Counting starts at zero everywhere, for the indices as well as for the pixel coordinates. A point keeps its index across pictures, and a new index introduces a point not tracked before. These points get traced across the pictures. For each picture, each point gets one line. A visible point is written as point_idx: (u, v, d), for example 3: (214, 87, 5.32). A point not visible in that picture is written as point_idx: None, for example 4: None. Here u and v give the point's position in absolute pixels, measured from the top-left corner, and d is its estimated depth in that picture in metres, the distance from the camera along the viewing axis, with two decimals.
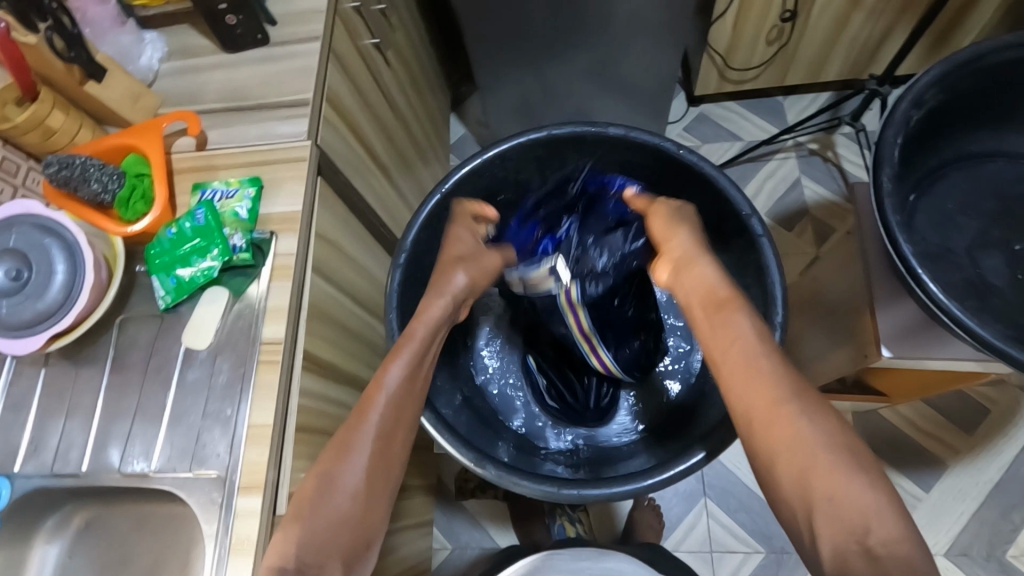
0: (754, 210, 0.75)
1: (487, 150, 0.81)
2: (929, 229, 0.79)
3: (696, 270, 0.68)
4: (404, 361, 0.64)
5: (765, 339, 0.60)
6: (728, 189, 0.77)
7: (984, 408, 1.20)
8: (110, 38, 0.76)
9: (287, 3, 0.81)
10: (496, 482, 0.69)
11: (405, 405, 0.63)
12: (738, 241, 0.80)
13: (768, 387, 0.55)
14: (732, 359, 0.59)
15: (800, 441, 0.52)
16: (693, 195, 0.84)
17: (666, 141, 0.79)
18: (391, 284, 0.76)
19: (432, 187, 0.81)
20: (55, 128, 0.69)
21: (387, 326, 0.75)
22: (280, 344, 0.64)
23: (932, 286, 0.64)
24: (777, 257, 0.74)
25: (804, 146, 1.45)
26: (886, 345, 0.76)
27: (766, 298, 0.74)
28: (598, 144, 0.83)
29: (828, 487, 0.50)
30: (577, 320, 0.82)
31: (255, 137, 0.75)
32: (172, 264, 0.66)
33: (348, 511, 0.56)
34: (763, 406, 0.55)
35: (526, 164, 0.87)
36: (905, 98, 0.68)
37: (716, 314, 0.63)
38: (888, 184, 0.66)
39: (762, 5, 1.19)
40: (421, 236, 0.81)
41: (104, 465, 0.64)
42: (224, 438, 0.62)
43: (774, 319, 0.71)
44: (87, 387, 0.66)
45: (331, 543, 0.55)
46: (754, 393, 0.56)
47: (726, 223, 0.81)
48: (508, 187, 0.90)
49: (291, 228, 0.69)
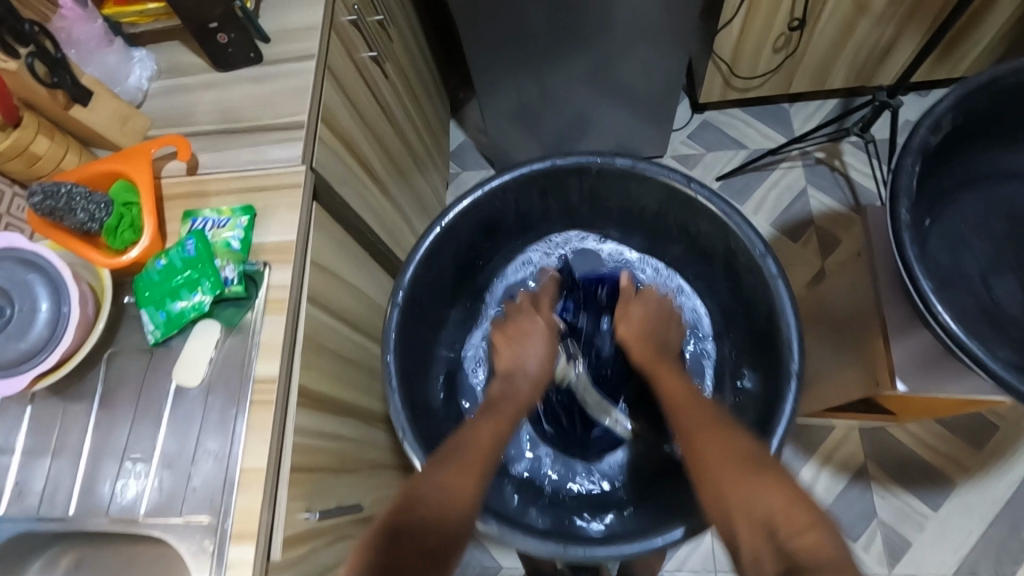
0: (768, 250, 0.74)
1: (489, 183, 0.81)
2: (942, 254, 0.75)
3: (644, 338, 0.80)
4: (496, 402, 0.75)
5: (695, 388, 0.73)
6: (739, 227, 0.76)
7: (992, 424, 1.17)
8: (97, 59, 0.73)
9: (279, 20, 0.78)
10: (497, 538, 0.69)
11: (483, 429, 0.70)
12: (749, 281, 0.80)
13: (699, 416, 0.68)
14: (669, 392, 0.73)
15: (714, 454, 0.63)
16: (701, 228, 0.82)
17: (674, 173, 0.79)
18: (388, 325, 0.75)
19: (431, 221, 0.80)
20: (39, 154, 0.66)
21: (385, 368, 0.74)
22: (273, 383, 0.62)
23: (951, 323, 0.61)
24: (793, 299, 0.74)
25: (810, 155, 1.42)
26: (899, 378, 0.74)
27: (779, 338, 0.74)
28: (602, 175, 0.83)
29: (736, 488, 0.60)
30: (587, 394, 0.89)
31: (248, 162, 0.72)
32: (161, 298, 0.64)
33: (459, 487, 0.63)
34: (690, 429, 0.67)
35: (527, 195, 0.86)
36: (923, 123, 0.65)
37: (656, 366, 0.76)
38: (906, 216, 0.63)
39: (768, 14, 1.16)
40: (419, 273, 0.81)
41: (89, 510, 0.61)
42: (216, 481, 0.60)
43: (789, 367, 0.72)
44: (75, 425, 0.64)
45: (443, 512, 0.60)
46: (688, 418, 0.68)
47: (737, 263, 0.81)
48: (509, 216, 0.89)
49: (284, 259, 0.67)
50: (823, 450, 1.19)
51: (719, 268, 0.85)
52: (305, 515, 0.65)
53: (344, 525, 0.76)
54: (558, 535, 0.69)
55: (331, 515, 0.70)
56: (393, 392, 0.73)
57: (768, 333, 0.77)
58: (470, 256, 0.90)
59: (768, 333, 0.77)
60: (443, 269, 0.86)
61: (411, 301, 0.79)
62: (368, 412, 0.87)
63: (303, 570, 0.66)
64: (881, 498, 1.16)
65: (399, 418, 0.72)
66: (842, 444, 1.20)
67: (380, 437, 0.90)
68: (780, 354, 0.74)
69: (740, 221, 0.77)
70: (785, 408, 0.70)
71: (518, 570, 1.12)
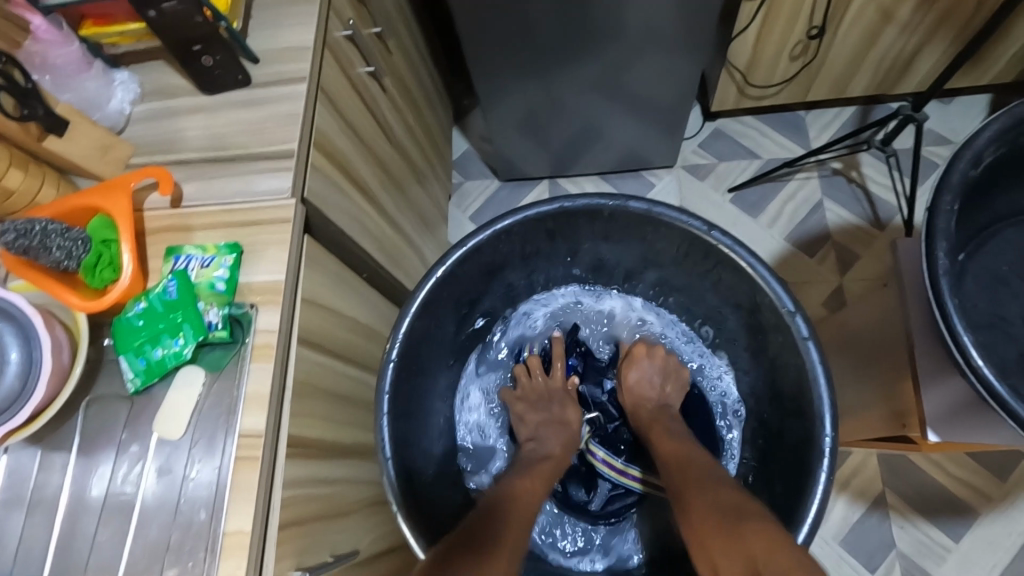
0: (798, 308, 0.70)
1: (490, 227, 0.76)
2: (978, 295, 0.71)
3: (643, 400, 0.86)
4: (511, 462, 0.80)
5: (689, 451, 0.75)
6: (766, 282, 0.72)
7: (1019, 453, 1.12)
8: (74, 85, 0.69)
9: (271, 38, 0.74)
10: None
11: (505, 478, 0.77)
12: (774, 331, 0.75)
13: (689, 479, 0.70)
14: (667, 456, 0.76)
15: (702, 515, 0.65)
16: (721, 276, 0.78)
17: (692, 220, 0.74)
18: (383, 378, 0.72)
19: (431, 266, 0.76)
20: (12, 188, 0.62)
21: (380, 424, 0.70)
22: (260, 437, 0.58)
23: (993, 379, 0.56)
24: (824, 361, 0.70)
25: (826, 164, 1.36)
26: (931, 427, 0.70)
27: (811, 407, 0.71)
28: (615, 217, 0.78)
29: (720, 544, 0.61)
30: (596, 458, 0.89)
31: (236, 193, 0.68)
32: (141, 344, 0.60)
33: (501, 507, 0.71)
34: (682, 495, 0.69)
35: (534, 235, 0.81)
36: (962, 157, 0.60)
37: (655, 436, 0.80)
38: (944, 261, 0.58)
39: (786, 22, 1.10)
40: (417, 322, 0.77)
41: (69, 569, 0.58)
42: (199, 544, 0.56)
43: (823, 442, 0.68)
44: (51, 477, 0.61)
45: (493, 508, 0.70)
46: (680, 484, 0.71)
47: (761, 312, 0.76)
48: (515, 258, 0.84)
49: (272, 300, 0.62)
50: (839, 477, 1.15)
51: (742, 314, 0.81)
52: (296, 574, 0.61)
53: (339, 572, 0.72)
54: None
55: (326, 567, 0.66)
56: (386, 461, 0.70)
57: (795, 376, 0.74)
58: (471, 303, 0.87)
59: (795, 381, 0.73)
60: (443, 314, 0.81)
61: (409, 352, 0.76)
62: (365, 449, 0.83)
63: None
64: (900, 528, 1.11)
65: (391, 488, 0.69)
66: (859, 472, 1.15)
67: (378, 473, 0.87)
68: (812, 425, 0.70)
69: (768, 275, 0.72)
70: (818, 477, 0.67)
71: None
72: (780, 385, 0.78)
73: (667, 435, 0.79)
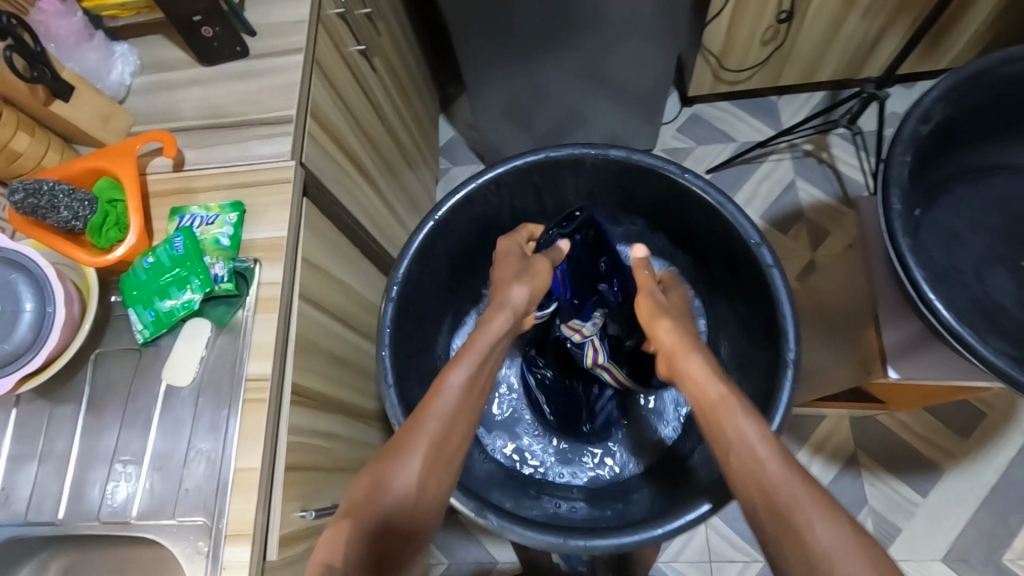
0: (763, 239, 0.74)
1: (482, 174, 0.80)
2: (936, 248, 0.77)
3: (688, 346, 0.71)
4: (467, 367, 0.65)
5: (768, 438, 0.59)
6: (735, 219, 0.76)
7: (980, 412, 1.18)
8: (78, 55, 0.72)
9: (265, 14, 0.77)
10: (496, 531, 0.68)
11: (462, 411, 0.62)
12: (747, 274, 0.79)
13: (780, 483, 0.54)
14: (734, 437, 0.59)
15: (814, 544, 0.50)
16: (697, 220, 0.82)
17: (668, 164, 0.78)
18: (383, 320, 0.74)
19: (424, 216, 0.79)
20: (19, 151, 0.65)
21: (381, 364, 0.73)
22: (266, 380, 0.61)
23: (943, 310, 0.61)
24: (788, 288, 0.73)
25: (799, 147, 1.43)
26: (892, 365, 0.75)
27: (778, 333, 0.74)
28: (597, 167, 0.81)
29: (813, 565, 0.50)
30: (591, 353, 0.87)
31: (235, 158, 0.71)
32: (150, 296, 0.63)
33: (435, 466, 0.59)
34: (780, 506, 0.53)
35: (522, 189, 0.85)
36: (912, 114, 0.67)
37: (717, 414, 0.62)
38: (896, 205, 0.64)
39: (756, 6, 1.16)
40: (414, 269, 0.80)
41: (81, 512, 0.60)
42: (208, 482, 0.59)
43: (786, 356, 0.71)
44: (61, 430, 0.63)
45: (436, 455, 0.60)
46: (774, 486, 0.54)
47: (733, 253, 0.80)
48: (504, 214, 0.88)
49: (275, 256, 0.66)
50: (815, 440, 1.20)
51: (718, 262, 0.85)
52: (300, 514, 0.64)
53: None
54: (558, 526, 0.69)
55: (328, 514, 0.69)
56: (389, 388, 0.71)
57: (764, 315, 0.77)
58: (466, 258, 0.90)
59: (763, 325, 0.78)
60: (437, 267, 0.84)
61: (405, 305, 0.79)
62: (361, 411, 0.86)
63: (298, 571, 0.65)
64: (872, 486, 1.16)
65: (395, 413, 0.71)
66: (832, 434, 1.20)
67: (373, 436, 0.90)
68: (778, 343, 0.73)
69: (735, 212, 0.76)
70: (780, 397, 0.69)
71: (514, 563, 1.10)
72: (750, 318, 0.81)
73: (740, 410, 0.61)
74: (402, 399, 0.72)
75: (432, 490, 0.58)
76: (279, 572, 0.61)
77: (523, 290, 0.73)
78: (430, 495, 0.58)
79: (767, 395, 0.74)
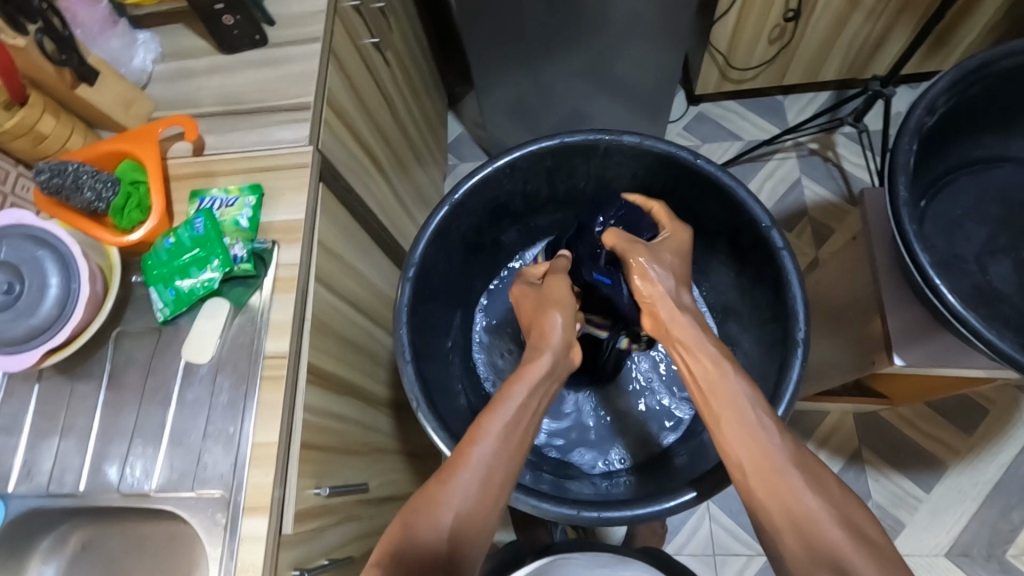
0: (774, 223, 0.75)
1: (497, 159, 0.81)
2: (936, 236, 0.80)
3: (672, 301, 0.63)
4: (506, 416, 0.61)
5: (758, 404, 0.57)
6: (745, 202, 0.77)
7: (983, 407, 1.18)
8: (102, 42, 0.74)
9: (283, 4, 0.78)
10: (513, 504, 0.69)
11: (495, 479, 0.59)
12: (755, 255, 0.81)
13: (767, 454, 0.55)
14: (729, 412, 0.57)
15: (802, 511, 0.52)
16: (706, 204, 0.83)
17: (681, 150, 0.79)
18: (399, 298, 0.76)
19: (441, 199, 0.80)
20: (45, 134, 0.67)
21: (395, 341, 0.74)
22: (283, 359, 0.62)
23: (948, 294, 0.63)
24: (797, 270, 0.75)
25: (804, 146, 1.44)
26: (897, 352, 0.76)
27: (787, 313, 0.75)
28: (609, 154, 0.82)
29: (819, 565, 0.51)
30: None
31: (254, 143, 0.73)
32: (170, 276, 0.65)
33: (476, 507, 0.57)
34: (768, 481, 0.54)
35: (535, 174, 0.85)
36: (919, 104, 0.68)
37: (710, 389, 0.59)
38: (904, 192, 0.65)
39: (763, 5, 1.17)
40: (430, 250, 0.81)
41: (102, 485, 0.61)
42: (226, 457, 0.60)
43: (796, 335, 0.73)
44: (82, 405, 0.64)
45: (471, 512, 0.57)
46: (760, 458, 0.55)
47: (742, 235, 0.82)
48: (517, 198, 0.89)
49: (293, 238, 0.67)
50: (819, 435, 1.20)
51: (725, 247, 0.86)
52: (314, 491, 0.65)
53: (348, 504, 0.77)
54: (572, 500, 0.70)
55: (339, 492, 0.70)
56: (406, 364, 0.73)
57: (774, 300, 0.79)
58: (477, 240, 0.91)
59: (772, 309, 0.79)
60: (451, 249, 0.86)
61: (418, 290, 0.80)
62: (371, 395, 0.87)
63: (311, 546, 0.67)
64: (875, 481, 1.17)
65: (412, 388, 0.73)
66: (836, 430, 1.20)
67: (382, 421, 0.91)
68: (788, 322, 0.75)
69: (745, 195, 0.78)
70: (790, 374, 0.71)
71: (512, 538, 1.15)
72: (759, 300, 0.83)
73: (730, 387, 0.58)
74: (417, 375, 0.74)
75: (470, 545, 0.57)
76: (295, 546, 0.62)
77: (560, 321, 0.67)
78: (467, 545, 0.56)
79: (774, 377, 0.75)
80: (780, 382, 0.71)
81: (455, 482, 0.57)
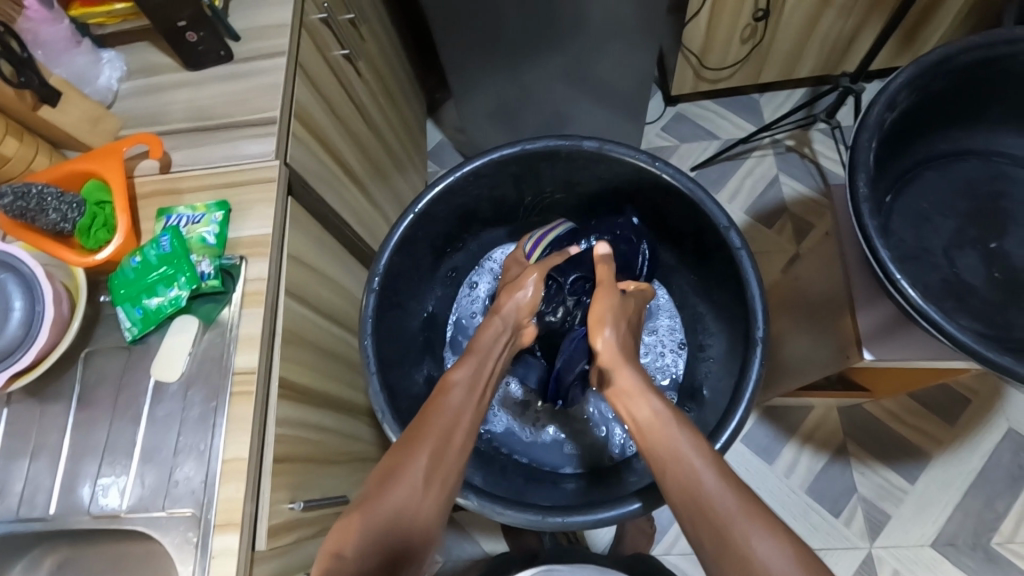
0: (732, 223, 0.76)
1: (461, 167, 0.81)
2: (905, 230, 0.81)
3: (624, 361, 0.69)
4: (472, 372, 0.68)
5: (705, 451, 0.59)
6: (704, 204, 0.77)
7: (964, 397, 1.19)
8: (65, 60, 0.74)
9: (250, 18, 0.78)
10: (479, 511, 0.70)
11: (451, 444, 0.63)
12: (717, 255, 0.81)
13: (713, 504, 0.55)
14: (675, 466, 0.59)
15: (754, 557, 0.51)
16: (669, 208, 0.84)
17: (639, 154, 0.79)
18: (365, 309, 0.76)
19: (406, 208, 0.81)
20: (8, 156, 0.67)
21: (363, 352, 0.75)
22: (252, 373, 0.62)
23: (910, 291, 0.63)
24: (757, 270, 0.75)
25: (780, 143, 1.45)
26: (867, 346, 0.77)
27: (747, 311, 0.76)
28: (569, 158, 0.82)
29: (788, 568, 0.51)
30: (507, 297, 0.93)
31: (221, 158, 0.72)
32: (137, 295, 0.64)
33: (430, 476, 0.60)
34: (695, 523, 0.55)
35: (501, 180, 0.86)
36: (878, 101, 0.69)
37: (652, 440, 0.62)
38: (864, 189, 0.66)
39: (734, 5, 1.18)
40: (397, 259, 0.82)
41: (73, 506, 0.61)
42: (197, 474, 0.60)
43: (756, 334, 0.73)
44: (52, 426, 0.64)
45: (432, 475, 0.60)
46: (705, 500, 0.55)
47: (704, 236, 0.82)
48: (484, 204, 0.89)
49: (261, 252, 0.67)
50: (803, 430, 1.20)
51: (690, 247, 0.87)
52: (289, 505, 0.65)
53: (327, 516, 0.77)
54: (538, 506, 0.71)
55: (316, 505, 0.70)
56: (373, 375, 0.74)
57: (738, 297, 0.79)
58: (446, 247, 0.92)
59: (736, 307, 0.80)
60: (420, 256, 0.86)
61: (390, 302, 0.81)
62: (349, 405, 0.87)
63: (288, 560, 0.66)
64: (860, 474, 1.17)
65: (379, 399, 0.72)
66: (821, 424, 1.21)
67: (363, 431, 0.91)
68: (748, 322, 0.75)
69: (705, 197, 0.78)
70: (751, 374, 0.72)
71: (503, 549, 1.13)
72: (725, 299, 0.83)
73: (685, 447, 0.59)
74: (385, 385, 0.74)
75: (422, 512, 0.58)
76: (270, 561, 0.62)
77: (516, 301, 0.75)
78: (426, 510, 0.59)
79: (738, 374, 0.76)
80: (741, 381, 0.72)
81: (408, 466, 0.60)
